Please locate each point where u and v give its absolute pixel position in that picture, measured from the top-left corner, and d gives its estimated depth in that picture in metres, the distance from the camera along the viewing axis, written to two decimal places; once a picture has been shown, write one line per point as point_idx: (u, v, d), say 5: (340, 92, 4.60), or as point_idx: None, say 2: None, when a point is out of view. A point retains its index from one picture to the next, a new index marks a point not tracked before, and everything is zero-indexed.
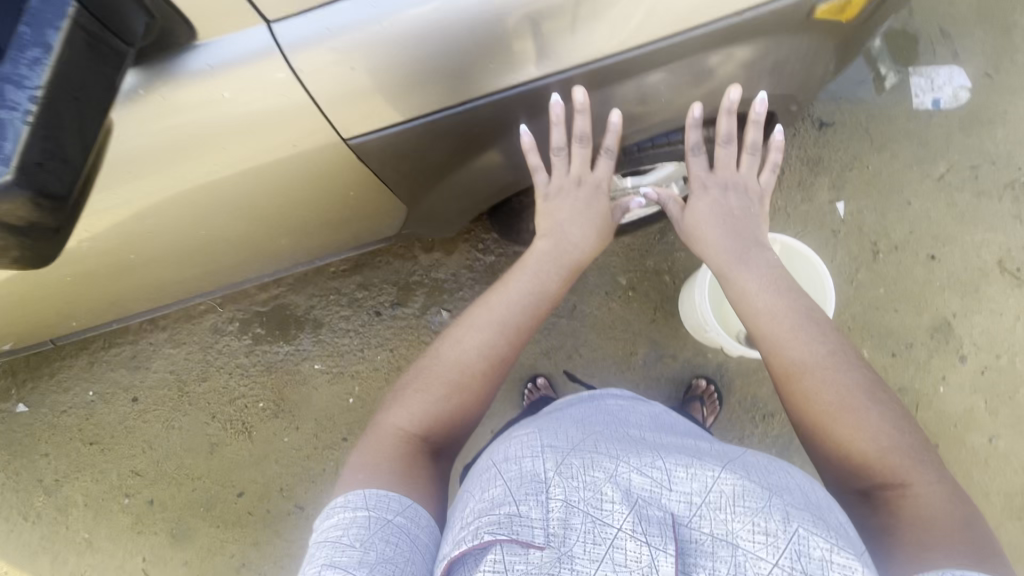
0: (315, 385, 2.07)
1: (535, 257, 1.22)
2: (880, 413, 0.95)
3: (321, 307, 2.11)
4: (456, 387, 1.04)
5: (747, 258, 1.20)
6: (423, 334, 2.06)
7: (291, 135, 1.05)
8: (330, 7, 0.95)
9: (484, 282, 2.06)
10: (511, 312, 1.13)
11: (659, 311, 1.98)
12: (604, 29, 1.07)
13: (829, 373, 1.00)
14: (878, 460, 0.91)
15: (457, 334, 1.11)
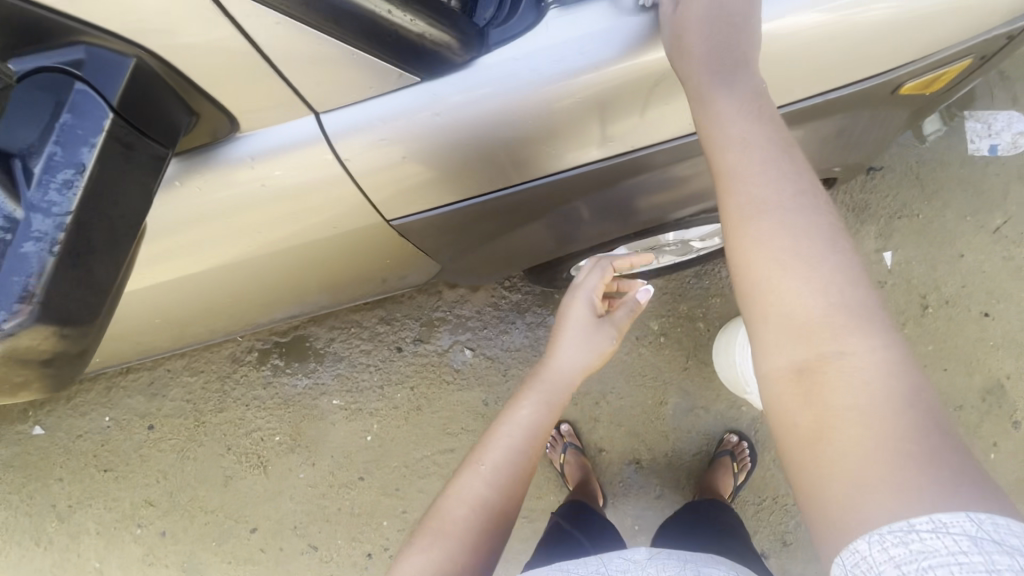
0: (334, 420, 2.02)
1: (542, 381, 1.24)
2: (834, 265, 0.73)
3: (341, 341, 2.06)
4: (471, 527, 1.01)
5: (723, 78, 0.86)
6: (445, 372, 1.99)
7: (330, 211, 1.06)
8: (380, 97, 0.94)
9: (510, 321, 2.00)
10: (519, 435, 1.15)
11: (692, 359, 1.89)
12: (662, 116, 1.07)
13: (789, 218, 0.76)
14: (820, 326, 0.70)
15: (465, 465, 1.11)
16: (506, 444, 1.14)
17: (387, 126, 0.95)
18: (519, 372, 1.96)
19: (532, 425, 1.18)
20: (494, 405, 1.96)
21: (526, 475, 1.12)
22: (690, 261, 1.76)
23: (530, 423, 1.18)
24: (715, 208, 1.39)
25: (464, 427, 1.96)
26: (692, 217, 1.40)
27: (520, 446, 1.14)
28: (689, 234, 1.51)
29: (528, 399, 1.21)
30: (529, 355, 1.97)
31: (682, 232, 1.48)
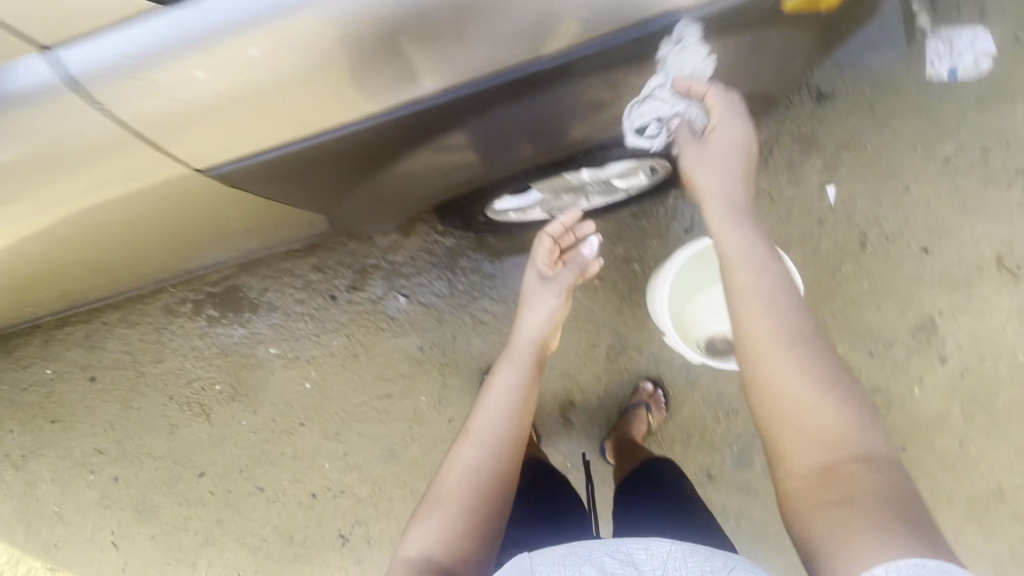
0: (272, 369, 2.02)
1: (513, 351, 1.53)
2: (863, 426, 0.96)
3: (274, 290, 2.01)
4: (464, 497, 1.24)
5: (778, 303, 1.12)
6: (379, 320, 1.97)
7: (123, 156, 1.03)
8: (123, 28, 0.88)
9: (444, 267, 1.94)
10: (499, 408, 1.39)
11: (626, 302, 1.86)
12: (488, 45, 0.94)
13: (831, 408, 0.98)
14: (838, 433, 0.95)
15: (458, 446, 1.33)
16: (492, 425, 1.36)
17: (187, 52, 0.88)
18: (454, 319, 1.94)
19: (509, 405, 1.40)
20: (429, 351, 1.95)
21: (508, 446, 1.34)
22: (620, 199, 1.66)
23: (508, 403, 1.40)
24: (630, 142, 1.28)
25: (400, 373, 1.96)
26: (605, 152, 1.29)
27: (501, 421, 1.37)
28: (608, 172, 1.41)
29: (505, 376, 1.46)
30: (463, 301, 1.94)
31: (598, 169, 1.38)
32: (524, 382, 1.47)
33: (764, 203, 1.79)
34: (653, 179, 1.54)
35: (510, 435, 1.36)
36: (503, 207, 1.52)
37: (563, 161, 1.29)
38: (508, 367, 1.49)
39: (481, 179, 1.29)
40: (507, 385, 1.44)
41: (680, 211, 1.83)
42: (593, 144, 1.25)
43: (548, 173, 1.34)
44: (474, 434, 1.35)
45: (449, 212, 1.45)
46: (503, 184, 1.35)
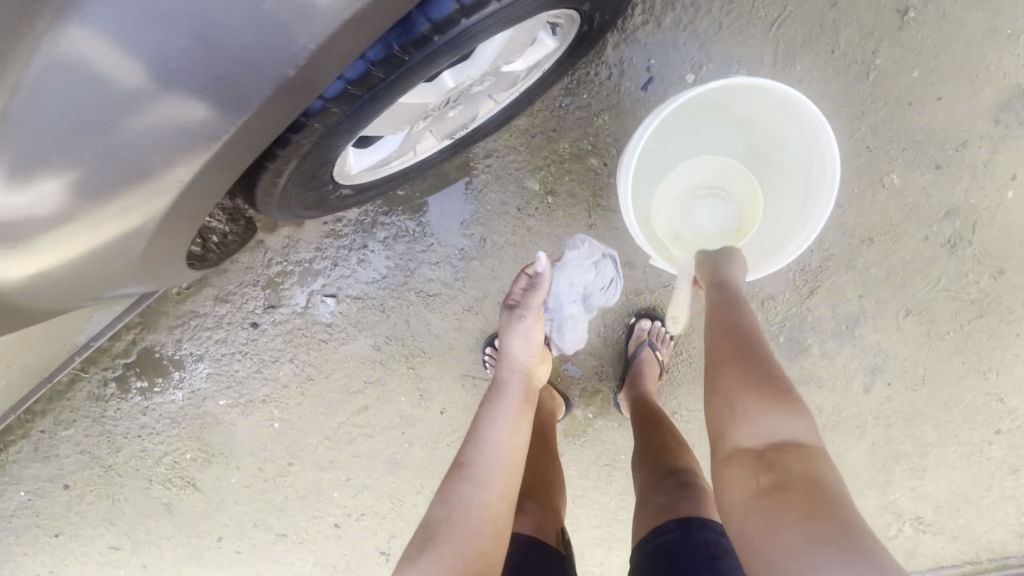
0: (233, 420, 1.75)
1: (497, 382, 1.17)
2: (788, 427, 0.87)
3: (189, 338, 1.67)
4: (470, 558, 0.90)
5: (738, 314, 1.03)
6: (317, 331, 1.62)
7: None
8: None
9: (361, 246, 1.52)
10: (503, 454, 1.04)
11: (596, 211, 1.41)
12: None
13: (765, 397, 0.90)
14: (773, 450, 0.85)
15: (453, 486, 0.98)
16: (493, 467, 1.01)
17: None
18: (399, 302, 1.56)
19: (510, 442, 1.07)
20: (386, 346, 1.61)
21: (512, 500, 1.02)
22: (536, 84, 1.11)
23: (508, 442, 1.06)
24: (480, 7, 0.71)
25: (366, 381, 1.65)
26: (443, 39, 0.73)
27: (505, 467, 1.03)
28: (483, 64, 0.86)
29: (504, 406, 1.12)
30: (400, 278, 1.53)
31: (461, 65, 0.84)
32: (523, 416, 1.13)
33: (743, 5, 1.22)
34: (566, 42, 0.98)
35: (508, 487, 1.02)
36: (365, 163, 1.03)
37: (381, 77, 0.74)
38: (503, 393, 1.15)
39: (284, 154, 0.81)
40: (507, 420, 1.09)
41: (628, 62, 1.29)
42: (414, 30, 0.70)
43: (381, 109, 0.82)
44: (467, 471, 1.00)
45: (283, 204, 0.96)
46: (317, 147, 0.83)
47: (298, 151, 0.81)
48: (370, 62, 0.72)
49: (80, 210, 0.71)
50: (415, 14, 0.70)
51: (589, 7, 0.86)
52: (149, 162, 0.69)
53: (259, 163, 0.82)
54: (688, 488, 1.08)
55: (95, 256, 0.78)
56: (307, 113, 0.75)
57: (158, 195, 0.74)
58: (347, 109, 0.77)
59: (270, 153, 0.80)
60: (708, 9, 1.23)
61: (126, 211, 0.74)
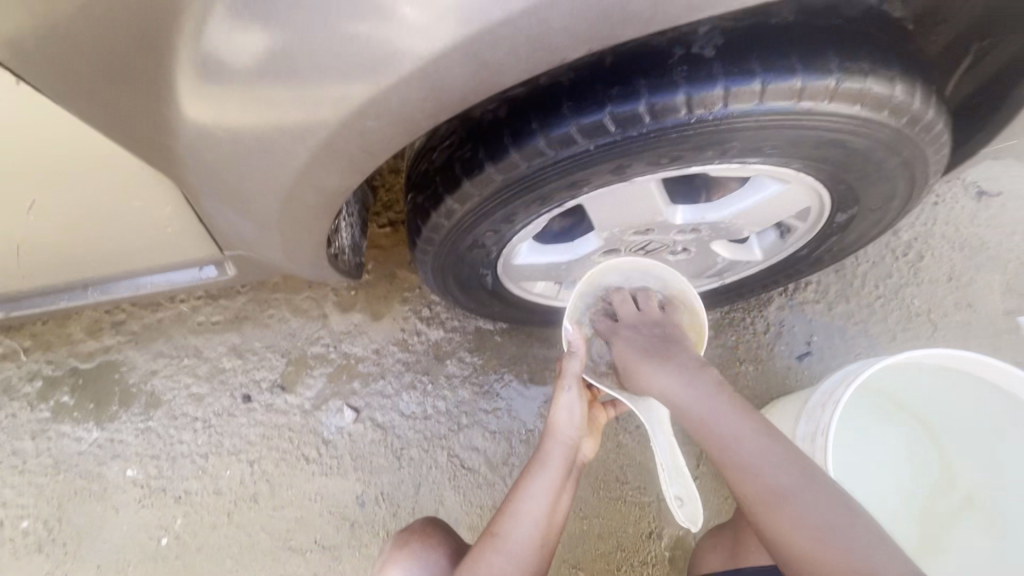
0: (120, 505, 1.25)
1: (543, 448, 0.89)
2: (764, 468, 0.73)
3: (166, 376, 1.35)
4: None
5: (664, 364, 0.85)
6: (306, 445, 1.25)
7: None
8: None
9: (421, 371, 1.28)
10: (541, 528, 0.84)
11: (704, 465, 1.13)
12: None
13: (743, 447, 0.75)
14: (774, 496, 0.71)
15: (480, 546, 0.82)
16: (534, 537, 0.83)
17: None
18: (422, 457, 1.22)
19: (553, 515, 0.86)
20: (371, 506, 1.20)
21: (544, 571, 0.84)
22: (707, 293, 1.03)
23: (547, 514, 0.85)
24: (846, 97, 0.59)
25: (318, 540, 1.19)
26: (794, 105, 0.58)
27: (543, 539, 0.85)
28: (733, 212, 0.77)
29: (541, 479, 0.87)
30: (441, 429, 1.23)
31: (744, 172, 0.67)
32: (566, 488, 0.89)
33: (920, 329, 1.18)
34: (773, 258, 0.93)
35: (550, 554, 0.85)
36: (532, 261, 0.86)
37: (713, 104, 0.57)
38: (546, 464, 0.88)
39: (483, 168, 0.62)
40: (545, 496, 0.86)
41: (789, 327, 1.20)
42: (782, 76, 0.56)
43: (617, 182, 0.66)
44: (499, 549, 0.82)
45: (435, 258, 0.78)
46: (561, 167, 0.62)
47: (538, 161, 0.61)
48: (713, 75, 0.57)
49: (267, 80, 0.54)
50: (785, 52, 0.57)
51: (852, 219, 0.79)
52: (375, 77, 0.53)
53: (466, 162, 0.63)
54: (734, 541, 0.88)
55: (224, 147, 0.60)
56: (592, 96, 0.58)
57: (349, 121, 0.57)
58: (647, 125, 0.58)
59: (501, 150, 0.61)
60: (883, 317, 1.19)
61: (302, 113, 0.56)
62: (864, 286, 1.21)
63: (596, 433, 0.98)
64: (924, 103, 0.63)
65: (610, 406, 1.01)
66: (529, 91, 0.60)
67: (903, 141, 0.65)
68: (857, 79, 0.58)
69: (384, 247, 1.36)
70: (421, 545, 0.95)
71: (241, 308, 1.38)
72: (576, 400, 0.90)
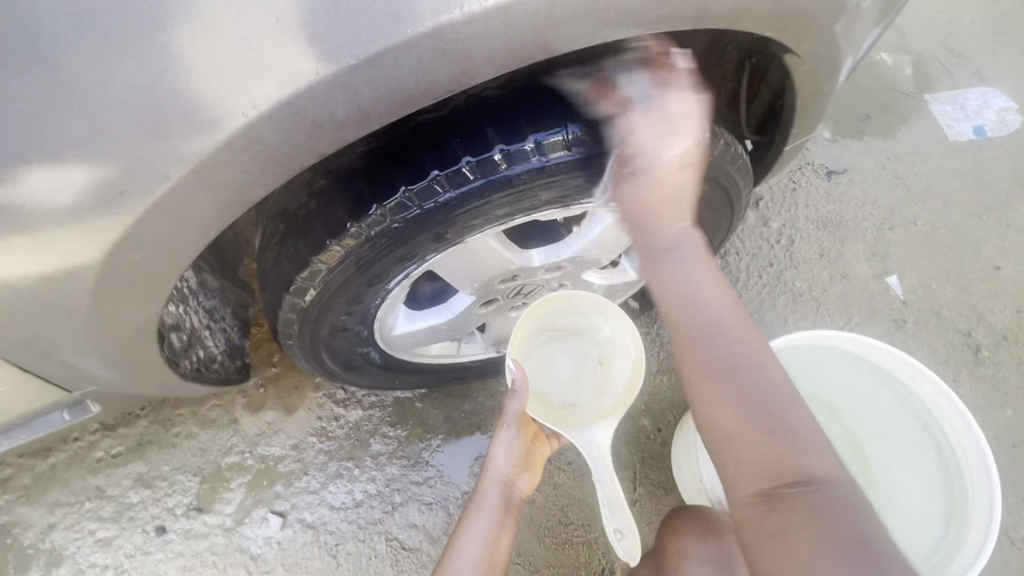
0: None
1: (478, 490, 0.91)
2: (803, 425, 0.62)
3: (66, 526, 1.22)
4: None
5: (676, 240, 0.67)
6: (232, 566, 1.16)
7: None
8: None
9: (345, 457, 1.23)
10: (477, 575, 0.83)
11: (641, 486, 1.13)
12: None
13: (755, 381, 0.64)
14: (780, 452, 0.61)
15: None
16: None
17: None
18: (360, 548, 1.15)
19: (492, 557, 0.86)
20: None
21: None
22: None
23: (485, 556, 0.85)
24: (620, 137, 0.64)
25: None
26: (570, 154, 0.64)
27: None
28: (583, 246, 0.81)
29: (477, 521, 0.87)
30: (375, 514, 1.17)
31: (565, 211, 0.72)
32: (505, 528, 0.89)
33: (807, 308, 1.26)
34: None
35: None
36: (412, 328, 0.86)
37: (499, 168, 0.62)
38: (482, 505, 0.89)
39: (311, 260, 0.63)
40: (481, 537, 0.86)
41: None
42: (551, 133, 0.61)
43: (449, 245, 0.69)
44: None
45: (304, 350, 0.77)
46: (383, 246, 0.64)
47: (358, 247, 0.63)
48: (488, 141, 0.61)
49: (50, 221, 0.54)
50: (553, 110, 0.63)
51: (694, 229, 0.86)
52: (163, 197, 0.53)
53: (293, 258, 0.65)
54: (660, 556, 0.88)
55: (19, 291, 0.57)
56: (386, 179, 0.61)
57: (153, 241, 0.56)
58: (443, 196, 0.62)
59: (319, 242, 0.63)
60: (772, 303, 1.26)
61: (97, 243, 0.55)
62: (750, 279, 1.29)
63: (536, 470, 0.97)
64: (696, 129, 0.68)
65: (552, 440, 1.01)
66: (332, 181, 0.63)
67: None
68: (623, 121, 0.63)
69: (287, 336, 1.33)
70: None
71: (143, 432, 1.29)
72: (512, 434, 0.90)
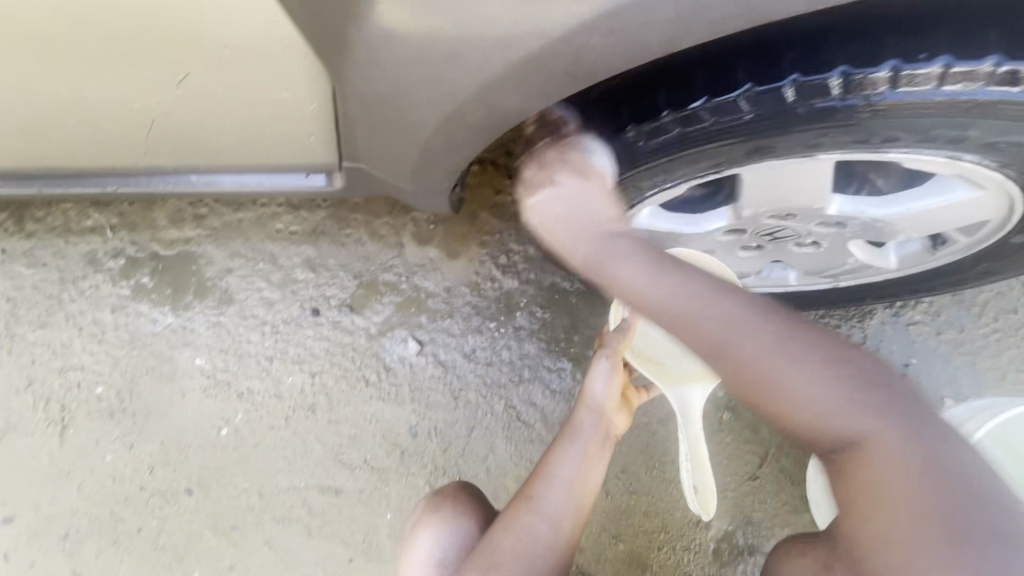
0: (187, 390, 1.31)
1: (575, 424, 0.96)
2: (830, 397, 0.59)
3: (241, 275, 1.37)
4: None
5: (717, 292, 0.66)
6: (367, 367, 1.27)
7: None
8: None
9: (489, 317, 1.26)
10: (569, 499, 0.89)
11: (768, 466, 1.09)
12: None
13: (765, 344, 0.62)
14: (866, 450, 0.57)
15: (519, 507, 0.87)
16: (566, 504, 0.88)
17: None
18: (479, 401, 1.22)
19: (585, 484, 0.91)
20: (423, 438, 1.21)
21: (579, 533, 0.88)
22: (818, 295, 0.97)
23: (580, 481, 0.91)
24: None
25: (367, 459, 1.21)
26: (983, 88, 0.61)
27: (579, 504, 0.90)
28: (895, 212, 0.76)
29: (574, 447, 0.94)
30: (501, 378, 1.22)
31: (926, 163, 0.68)
32: (600, 457, 0.95)
33: None
34: (906, 269, 0.88)
35: (584, 522, 0.90)
36: (655, 227, 0.83)
37: (896, 84, 0.61)
38: (578, 437, 0.94)
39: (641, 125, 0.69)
40: (579, 461, 0.92)
41: (888, 344, 1.12)
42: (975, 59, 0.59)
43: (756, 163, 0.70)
44: (538, 511, 0.87)
45: None
46: (713, 135, 0.67)
47: (688, 128, 0.67)
48: (899, 54, 0.60)
49: None
50: (982, 34, 0.60)
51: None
52: None
53: (636, 103, 0.69)
54: None
55: (413, 48, 0.63)
56: (756, 69, 0.63)
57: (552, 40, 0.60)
58: (835, 100, 0.62)
59: (686, 98, 0.65)
60: (995, 353, 1.10)
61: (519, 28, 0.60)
62: (982, 316, 1.12)
63: (629, 413, 1.02)
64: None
65: (642, 391, 1.05)
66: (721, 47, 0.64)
67: None
68: None
69: (471, 186, 1.32)
70: (453, 510, 0.96)
71: (319, 223, 1.38)
72: (606, 370, 0.96)
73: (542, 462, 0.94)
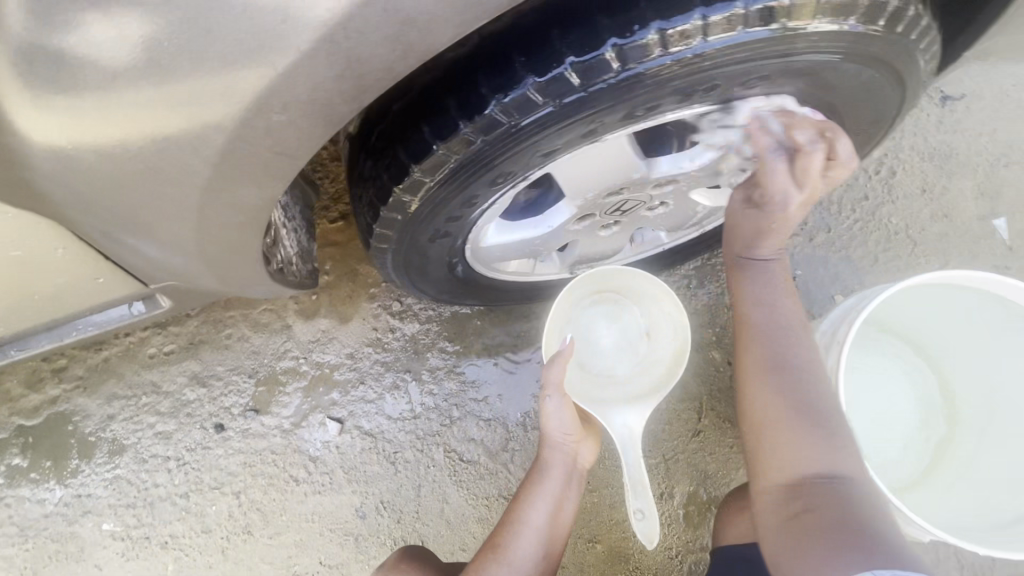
0: (103, 562, 1.16)
1: (544, 462, 0.90)
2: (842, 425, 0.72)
3: (127, 417, 1.24)
4: None
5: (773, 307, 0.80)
6: (292, 465, 1.18)
7: None
8: None
9: (402, 369, 1.20)
10: (538, 547, 0.85)
11: (706, 417, 1.11)
12: None
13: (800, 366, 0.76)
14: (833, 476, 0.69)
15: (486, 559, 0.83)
16: (535, 549, 0.84)
17: None
18: (417, 457, 1.16)
19: (555, 527, 0.87)
20: (373, 516, 1.14)
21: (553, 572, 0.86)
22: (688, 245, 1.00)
23: (549, 526, 0.86)
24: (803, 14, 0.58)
25: (323, 560, 1.13)
26: (740, 34, 0.58)
27: (550, 545, 0.86)
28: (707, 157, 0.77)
29: (544, 491, 0.88)
30: (432, 426, 1.17)
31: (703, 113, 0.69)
32: (568, 495, 0.90)
33: (901, 248, 1.17)
34: None
35: (556, 562, 0.87)
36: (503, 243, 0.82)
37: (647, 55, 0.57)
38: (547, 477, 0.89)
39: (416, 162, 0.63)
40: (548, 505, 0.87)
41: None
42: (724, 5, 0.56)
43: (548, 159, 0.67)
44: (502, 563, 0.82)
45: (395, 255, 0.77)
46: (494, 149, 0.63)
47: (467, 151, 0.62)
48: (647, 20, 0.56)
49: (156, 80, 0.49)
50: None
51: None
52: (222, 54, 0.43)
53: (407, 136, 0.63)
54: None
55: (100, 167, 0.55)
56: (510, 72, 0.58)
57: (263, 115, 0.52)
58: (579, 90, 0.58)
59: (451, 125, 0.60)
60: (863, 241, 1.17)
61: (192, 115, 0.51)
62: (842, 211, 1.19)
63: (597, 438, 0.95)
64: (870, 26, 0.61)
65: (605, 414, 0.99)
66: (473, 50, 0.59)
67: (896, 48, 0.66)
68: None
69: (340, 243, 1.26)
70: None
71: (194, 332, 1.26)
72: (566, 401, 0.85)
73: (513, 502, 0.89)
